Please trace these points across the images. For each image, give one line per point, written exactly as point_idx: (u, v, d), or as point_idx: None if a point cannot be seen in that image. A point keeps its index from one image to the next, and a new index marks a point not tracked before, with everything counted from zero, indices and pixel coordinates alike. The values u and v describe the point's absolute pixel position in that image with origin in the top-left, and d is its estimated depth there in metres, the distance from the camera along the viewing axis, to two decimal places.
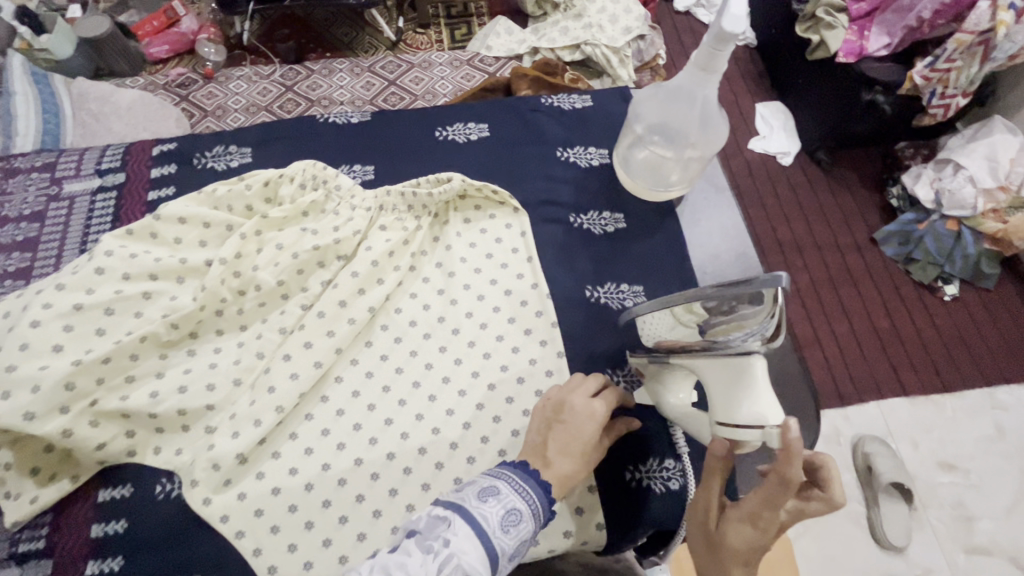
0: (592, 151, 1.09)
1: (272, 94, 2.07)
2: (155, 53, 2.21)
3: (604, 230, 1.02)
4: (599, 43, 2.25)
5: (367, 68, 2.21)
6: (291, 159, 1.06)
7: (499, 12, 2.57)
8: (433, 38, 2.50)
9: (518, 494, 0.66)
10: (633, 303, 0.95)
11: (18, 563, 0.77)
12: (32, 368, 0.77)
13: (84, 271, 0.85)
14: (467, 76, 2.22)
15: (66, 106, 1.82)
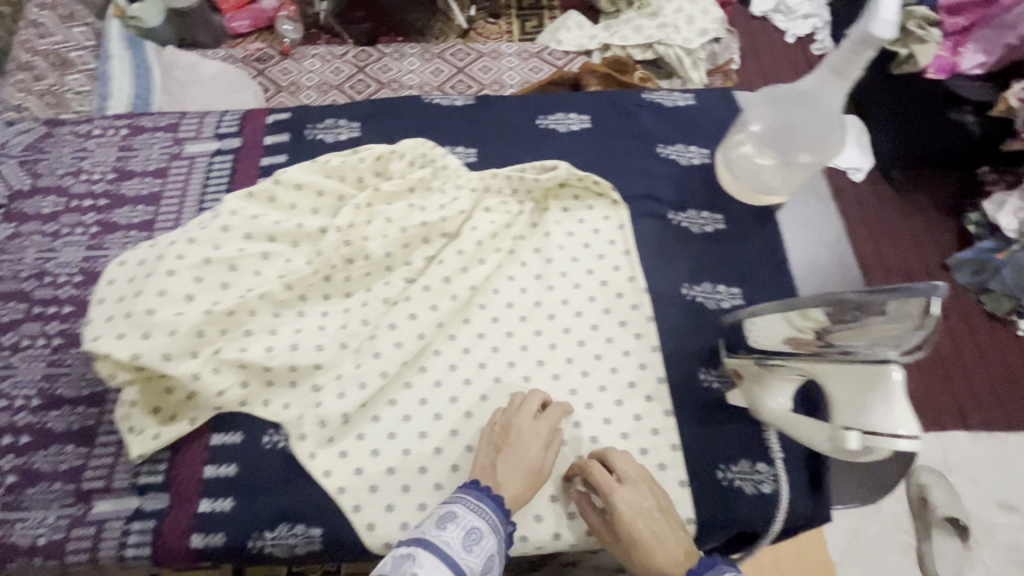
0: (693, 149, 1.09)
1: (345, 74, 2.15)
2: (237, 27, 2.31)
3: (703, 230, 1.01)
4: (674, 44, 2.22)
5: (437, 53, 2.25)
6: (397, 138, 1.09)
7: (571, 7, 2.57)
8: (504, 29, 2.51)
9: (474, 513, 0.70)
10: (730, 305, 0.95)
11: (138, 494, 0.83)
12: (168, 313, 0.81)
13: (212, 228, 0.90)
14: (536, 68, 2.23)
15: (158, 77, 1.98)
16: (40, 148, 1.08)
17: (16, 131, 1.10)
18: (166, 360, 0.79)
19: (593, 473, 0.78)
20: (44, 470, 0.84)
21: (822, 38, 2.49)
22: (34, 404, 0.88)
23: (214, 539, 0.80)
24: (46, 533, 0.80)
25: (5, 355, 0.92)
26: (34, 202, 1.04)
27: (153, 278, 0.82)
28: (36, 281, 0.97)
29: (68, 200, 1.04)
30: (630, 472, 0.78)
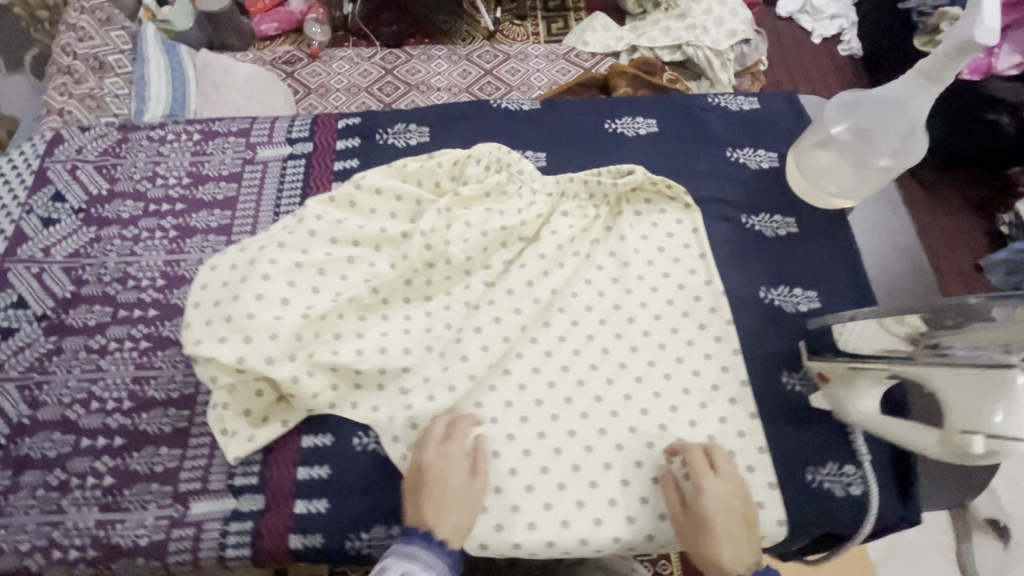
0: (761, 153, 1.09)
1: (373, 76, 2.19)
2: (265, 29, 2.34)
3: (777, 233, 1.02)
4: (703, 45, 2.21)
5: (464, 56, 2.28)
6: (466, 142, 1.10)
7: (596, 8, 2.56)
8: (530, 30, 2.51)
9: (409, 559, 0.74)
10: (808, 308, 0.96)
11: (234, 495, 0.84)
12: (266, 317, 0.82)
13: (300, 232, 0.90)
14: (564, 70, 2.22)
15: (191, 77, 1.92)
16: (116, 153, 1.10)
17: (91, 136, 1.11)
18: (268, 364, 0.80)
19: (694, 459, 0.81)
20: (140, 472, 0.86)
21: (850, 40, 2.42)
22: (125, 406, 0.90)
23: (313, 539, 0.81)
24: (146, 534, 0.81)
25: (94, 359, 0.93)
26: (113, 207, 1.05)
27: (249, 283, 0.83)
28: (120, 285, 0.99)
29: (145, 204, 1.06)
30: (729, 472, 0.80)
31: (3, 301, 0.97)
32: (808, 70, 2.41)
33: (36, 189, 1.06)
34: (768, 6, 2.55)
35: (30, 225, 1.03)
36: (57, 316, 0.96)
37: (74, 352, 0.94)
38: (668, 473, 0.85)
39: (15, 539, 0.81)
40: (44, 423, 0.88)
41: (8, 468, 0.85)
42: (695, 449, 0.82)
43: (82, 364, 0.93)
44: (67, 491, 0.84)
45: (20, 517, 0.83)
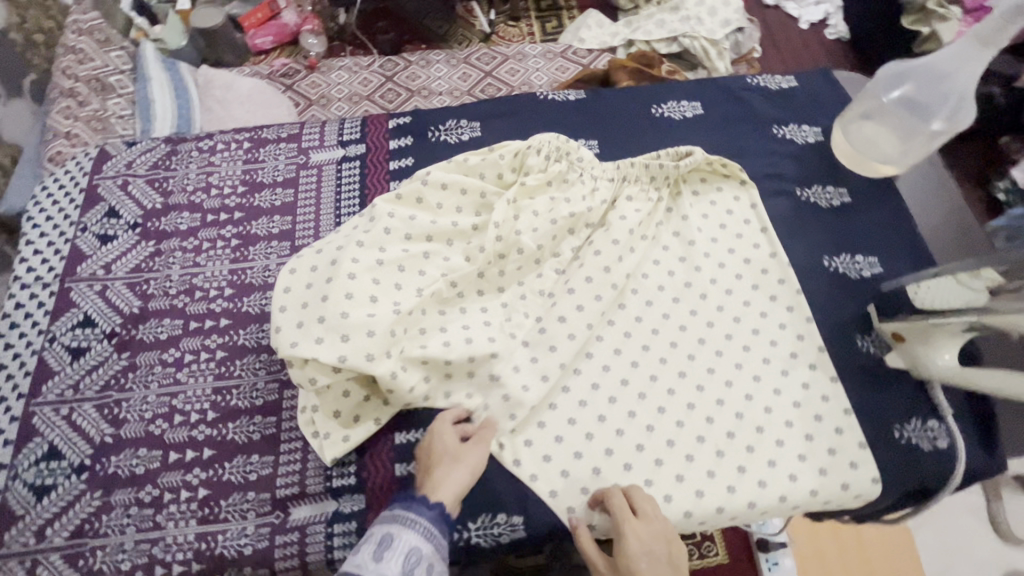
0: (806, 128, 1.12)
1: (373, 83, 2.13)
2: (260, 43, 2.30)
3: (832, 203, 1.05)
4: (698, 36, 2.15)
5: (462, 59, 2.21)
6: (517, 135, 1.11)
7: (589, 5, 2.55)
8: (524, 31, 2.49)
9: (415, 534, 0.69)
10: (871, 273, 0.99)
11: (334, 497, 0.84)
12: (359, 315, 0.82)
13: (375, 231, 0.90)
14: (562, 68, 2.14)
15: (194, 94, 1.87)
16: (166, 166, 1.09)
17: (139, 150, 1.11)
18: (371, 361, 0.80)
19: (617, 505, 0.78)
20: (234, 482, 0.84)
21: (837, 23, 2.33)
22: (209, 418, 0.88)
23: None
24: (250, 542, 0.81)
25: (171, 372, 0.92)
26: (170, 219, 1.04)
27: (338, 282, 0.83)
28: (187, 297, 0.97)
29: (202, 215, 1.05)
30: (651, 514, 0.77)
31: (69, 321, 0.95)
32: (800, 57, 2.30)
33: (88, 207, 1.05)
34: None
35: (86, 243, 1.02)
36: (127, 332, 0.95)
37: (149, 367, 0.92)
38: (762, 441, 0.86)
39: (114, 559, 0.80)
40: (129, 441, 0.87)
41: (98, 488, 0.84)
42: (635, 494, 0.80)
43: (159, 379, 0.91)
44: (162, 506, 0.83)
45: (117, 537, 0.81)
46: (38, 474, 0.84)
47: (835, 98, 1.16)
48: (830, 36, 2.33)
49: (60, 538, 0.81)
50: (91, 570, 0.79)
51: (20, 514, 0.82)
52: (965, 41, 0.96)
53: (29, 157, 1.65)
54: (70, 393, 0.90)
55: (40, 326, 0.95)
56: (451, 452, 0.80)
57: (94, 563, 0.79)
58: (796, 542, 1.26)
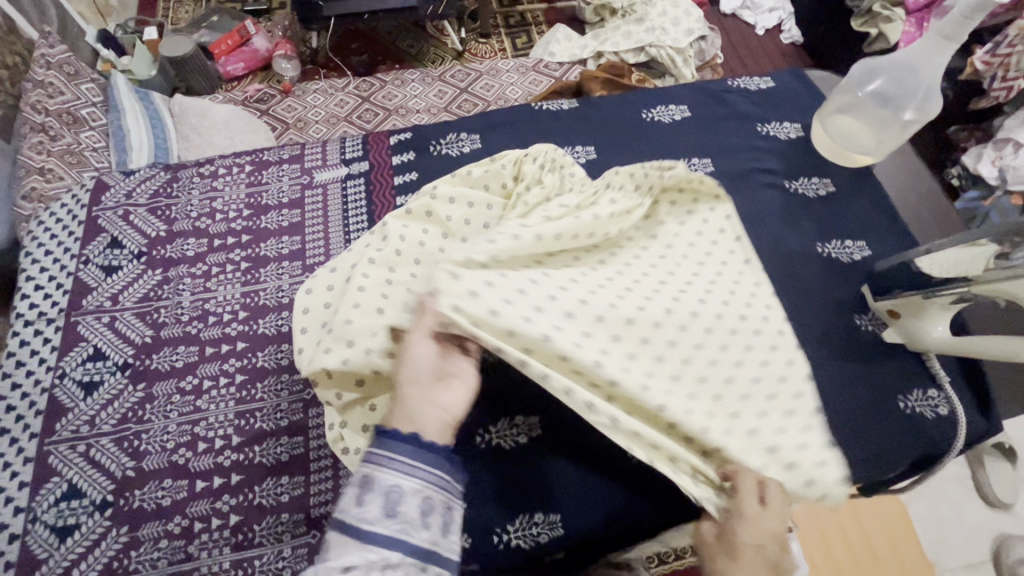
0: (787, 124, 1.20)
1: (350, 104, 2.12)
2: (232, 70, 2.27)
3: (818, 193, 1.11)
4: (665, 45, 2.23)
5: (437, 76, 2.22)
6: (517, 145, 1.15)
7: (556, 21, 2.62)
8: (496, 46, 2.54)
9: (396, 471, 0.56)
10: (861, 256, 1.05)
11: None
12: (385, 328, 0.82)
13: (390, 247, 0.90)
14: (535, 82, 2.18)
15: (168, 123, 1.85)
16: (168, 194, 1.09)
17: (138, 180, 1.11)
18: (369, 354, 0.75)
19: (745, 481, 0.66)
20: (265, 506, 0.83)
21: (791, 28, 2.45)
22: (234, 442, 0.87)
23: (462, 539, 0.83)
24: (288, 566, 0.80)
25: (190, 400, 0.90)
26: (176, 246, 1.03)
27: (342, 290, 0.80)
28: (200, 323, 0.96)
29: (209, 240, 1.04)
30: (779, 510, 0.64)
31: (79, 356, 0.93)
32: (760, 61, 2.40)
33: (89, 239, 1.04)
34: (712, 4, 2.58)
35: (91, 276, 1.00)
36: (140, 362, 0.93)
37: (167, 397, 0.90)
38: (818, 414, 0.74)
39: None
40: (151, 472, 0.85)
41: (124, 524, 0.82)
42: (771, 481, 0.67)
43: (178, 408, 0.90)
44: (192, 537, 0.81)
45: (148, 572, 0.79)
46: (60, 514, 0.82)
47: (812, 96, 1.24)
48: (786, 40, 2.45)
49: None
50: None
51: (44, 557, 0.79)
52: (930, 34, 1.04)
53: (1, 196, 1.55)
54: (86, 429, 0.88)
55: (48, 363, 0.93)
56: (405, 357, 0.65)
57: None
58: (802, 526, 1.28)
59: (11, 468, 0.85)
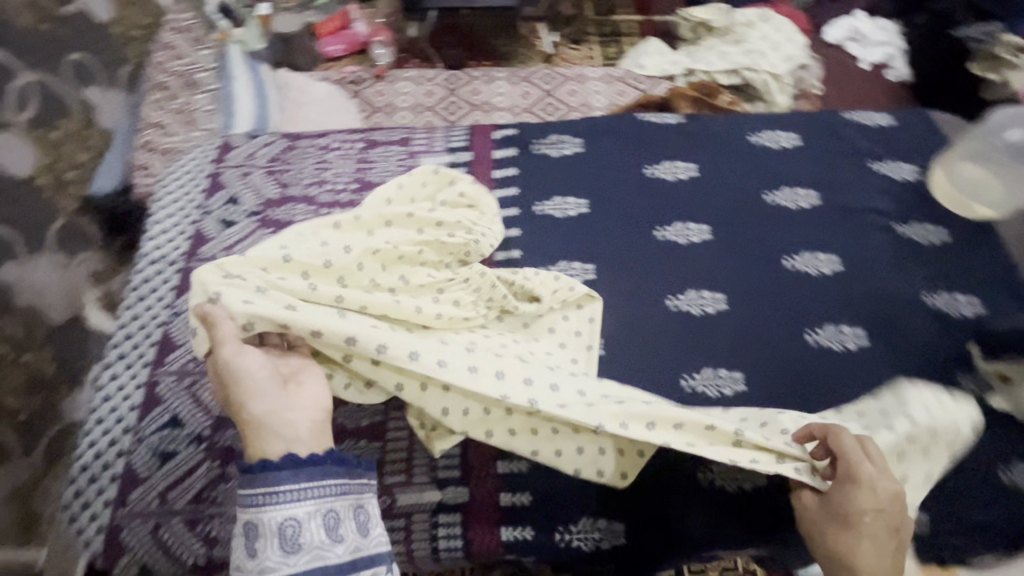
0: (904, 165, 1.15)
1: (437, 95, 2.17)
2: (331, 51, 2.38)
3: (932, 241, 1.06)
4: (762, 69, 2.15)
5: (524, 76, 2.24)
6: (617, 154, 1.17)
7: (650, 34, 2.60)
8: (586, 54, 2.56)
9: (283, 508, 0.63)
10: (973, 313, 0.99)
11: (439, 486, 0.86)
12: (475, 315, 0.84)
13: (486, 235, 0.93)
14: (622, 93, 2.14)
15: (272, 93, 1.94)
16: (285, 160, 1.16)
17: (260, 143, 1.19)
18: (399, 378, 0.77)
19: (848, 450, 0.72)
20: None
21: (899, 66, 2.31)
22: None
23: (524, 532, 0.84)
24: None
25: None
26: (286, 209, 1.09)
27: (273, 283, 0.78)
28: None
29: (317, 208, 1.09)
30: (887, 468, 0.71)
31: None
32: (860, 96, 2.28)
33: (212, 192, 1.12)
34: (816, 32, 2.47)
35: (210, 226, 1.08)
36: None
37: None
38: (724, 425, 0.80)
39: (230, 528, 0.83)
40: None
41: (214, 459, 0.87)
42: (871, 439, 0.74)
43: None
44: None
45: (232, 507, 0.84)
46: (162, 440, 0.88)
47: (935, 139, 1.18)
48: (891, 78, 2.32)
49: (180, 504, 0.84)
50: (209, 535, 0.83)
51: (145, 476, 0.86)
52: None
53: (118, 142, 1.70)
54: (192, 366, 0.94)
55: (165, 300, 1.01)
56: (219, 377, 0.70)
57: (213, 529, 0.83)
58: None
59: (124, 390, 0.93)
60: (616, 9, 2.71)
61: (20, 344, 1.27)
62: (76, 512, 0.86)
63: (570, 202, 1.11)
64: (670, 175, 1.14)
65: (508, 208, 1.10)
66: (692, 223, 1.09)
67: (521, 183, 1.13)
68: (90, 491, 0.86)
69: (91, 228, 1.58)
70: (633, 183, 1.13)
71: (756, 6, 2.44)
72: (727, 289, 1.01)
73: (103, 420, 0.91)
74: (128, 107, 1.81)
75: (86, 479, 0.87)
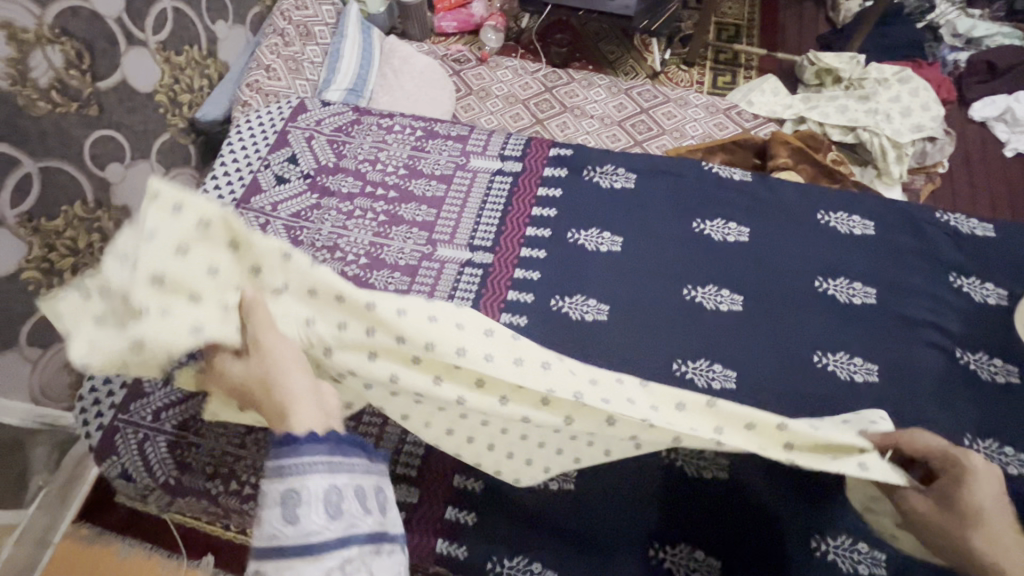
0: (989, 287, 1.01)
1: (532, 90, 2.09)
2: (444, 26, 2.41)
3: (994, 378, 0.93)
4: (882, 133, 1.89)
5: (624, 89, 2.07)
6: (667, 200, 1.13)
7: (770, 70, 2.39)
8: (695, 78, 2.38)
9: (327, 474, 0.60)
10: (1019, 471, 0.86)
11: (394, 481, 0.90)
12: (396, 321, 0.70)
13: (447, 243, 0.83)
14: (721, 126, 1.92)
15: (376, 57, 1.91)
16: (347, 132, 1.22)
17: (330, 112, 1.25)
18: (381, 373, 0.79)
19: (924, 445, 0.71)
20: None
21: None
22: None
23: (457, 549, 0.85)
24: None
25: None
26: (335, 180, 1.15)
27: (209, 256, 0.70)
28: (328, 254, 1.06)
29: (363, 185, 1.14)
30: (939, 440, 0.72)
31: None
32: (992, 187, 2.02)
33: (276, 148, 1.19)
34: (960, 105, 2.18)
35: (266, 179, 1.15)
36: None
37: None
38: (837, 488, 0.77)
39: (202, 460, 0.90)
40: None
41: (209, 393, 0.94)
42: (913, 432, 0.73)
43: None
44: (251, 430, 0.92)
45: (210, 441, 0.91)
46: None
47: None
48: None
49: (168, 425, 0.92)
50: (183, 461, 0.90)
51: (148, 391, 0.95)
52: None
53: (231, 78, 1.70)
54: None
55: None
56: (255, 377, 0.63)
57: (187, 456, 0.90)
58: None
59: None
60: (740, 37, 2.52)
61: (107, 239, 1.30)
62: (85, 405, 0.96)
63: (590, 304, 1.00)
64: (718, 235, 1.08)
65: (541, 229, 1.09)
66: (725, 290, 1.02)
67: (560, 207, 1.12)
68: (102, 390, 0.96)
69: (189, 150, 1.59)
70: (676, 236, 1.08)
71: (898, 64, 2.17)
72: (742, 369, 0.95)
73: None
74: (248, 47, 1.81)
75: (101, 379, 0.97)
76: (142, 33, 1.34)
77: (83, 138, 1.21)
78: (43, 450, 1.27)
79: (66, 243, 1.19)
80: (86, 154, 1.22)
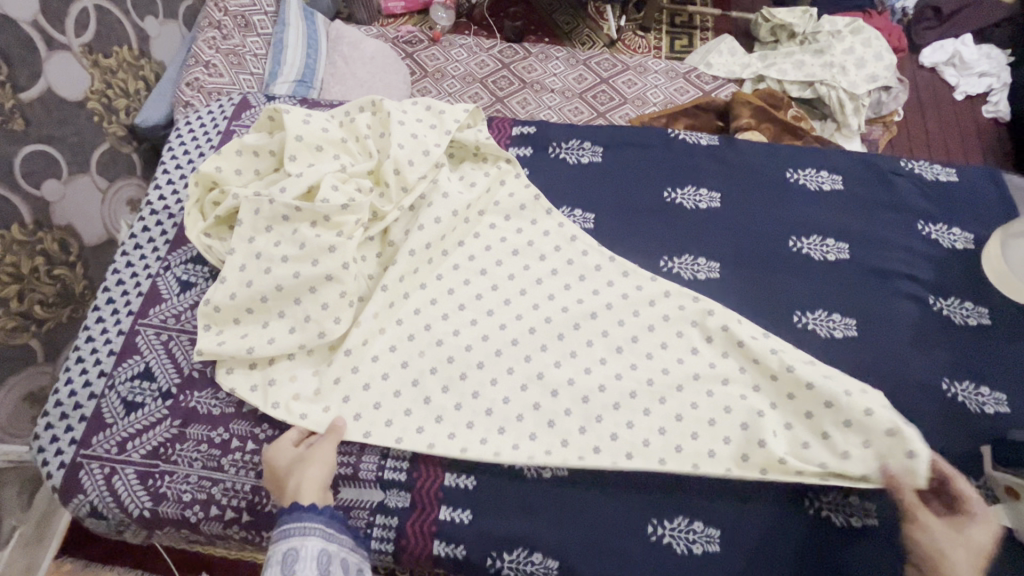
0: (957, 232, 1.03)
1: (490, 67, 2.01)
2: (392, 7, 2.30)
3: (967, 321, 0.95)
4: (838, 86, 1.90)
5: (582, 60, 2.02)
6: (638, 170, 1.11)
7: (726, 30, 2.36)
8: (652, 43, 2.34)
9: (323, 537, 0.73)
10: (995, 410, 0.88)
11: (382, 486, 0.87)
12: (462, 256, 1.01)
13: (475, 234, 1.03)
14: (682, 90, 1.89)
15: (324, 45, 1.78)
16: None
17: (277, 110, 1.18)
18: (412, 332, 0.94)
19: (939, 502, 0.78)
20: None
21: (999, 100, 2.05)
22: None
23: (455, 549, 0.84)
24: None
25: None
26: None
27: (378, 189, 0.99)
28: None
29: None
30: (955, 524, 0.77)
31: (183, 256, 1.03)
32: (945, 132, 2.04)
33: None
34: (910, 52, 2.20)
35: None
36: None
37: None
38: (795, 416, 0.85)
39: (179, 488, 0.86)
40: (212, 380, 0.92)
41: (177, 418, 0.89)
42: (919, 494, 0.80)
43: None
44: (229, 451, 0.87)
45: (184, 468, 0.87)
46: (131, 391, 0.91)
47: (1000, 205, 1.05)
48: (985, 114, 2.06)
49: (137, 456, 0.87)
50: (158, 491, 0.86)
51: (110, 422, 0.90)
52: None
53: (168, 77, 1.54)
54: (171, 322, 0.97)
55: (160, 254, 1.04)
56: (292, 467, 0.80)
57: (161, 486, 0.86)
58: None
59: (108, 335, 0.96)
60: None
61: (54, 258, 1.20)
62: (44, 443, 0.90)
63: (560, 285, 0.99)
64: (690, 203, 1.07)
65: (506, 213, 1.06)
66: (702, 258, 1.01)
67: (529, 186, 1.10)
68: (60, 426, 0.90)
69: (133, 158, 1.45)
70: (648, 206, 1.07)
71: (848, 15, 2.17)
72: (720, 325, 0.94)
73: (82, 360, 0.95)
74: (185, 42, 1.66)
75: (57, 415, 0.91)
76: (63, 36, 1.21)
77: (12, 154, 1.09)
78: (12, 487, 1.19)
79: (8, 269, 1.09)
80: (17, 171, 1.10)
